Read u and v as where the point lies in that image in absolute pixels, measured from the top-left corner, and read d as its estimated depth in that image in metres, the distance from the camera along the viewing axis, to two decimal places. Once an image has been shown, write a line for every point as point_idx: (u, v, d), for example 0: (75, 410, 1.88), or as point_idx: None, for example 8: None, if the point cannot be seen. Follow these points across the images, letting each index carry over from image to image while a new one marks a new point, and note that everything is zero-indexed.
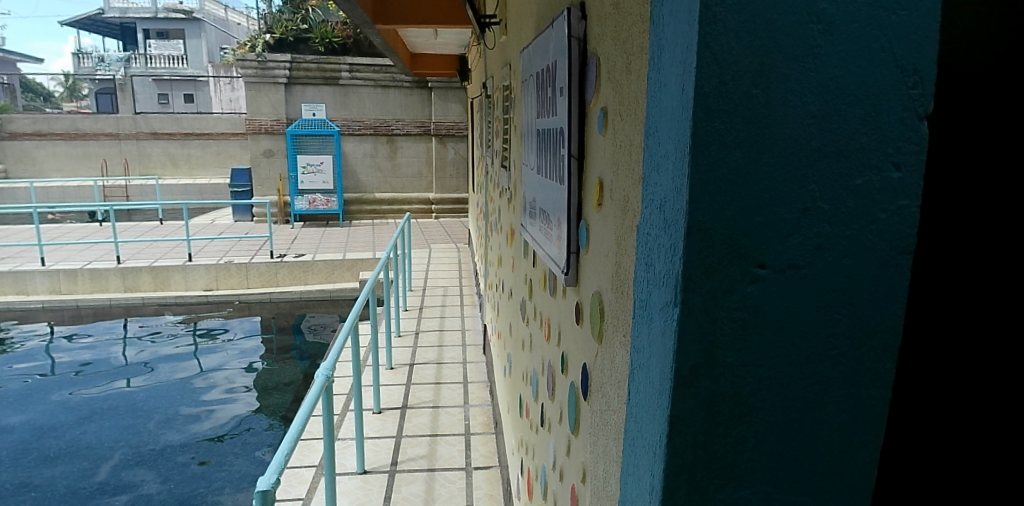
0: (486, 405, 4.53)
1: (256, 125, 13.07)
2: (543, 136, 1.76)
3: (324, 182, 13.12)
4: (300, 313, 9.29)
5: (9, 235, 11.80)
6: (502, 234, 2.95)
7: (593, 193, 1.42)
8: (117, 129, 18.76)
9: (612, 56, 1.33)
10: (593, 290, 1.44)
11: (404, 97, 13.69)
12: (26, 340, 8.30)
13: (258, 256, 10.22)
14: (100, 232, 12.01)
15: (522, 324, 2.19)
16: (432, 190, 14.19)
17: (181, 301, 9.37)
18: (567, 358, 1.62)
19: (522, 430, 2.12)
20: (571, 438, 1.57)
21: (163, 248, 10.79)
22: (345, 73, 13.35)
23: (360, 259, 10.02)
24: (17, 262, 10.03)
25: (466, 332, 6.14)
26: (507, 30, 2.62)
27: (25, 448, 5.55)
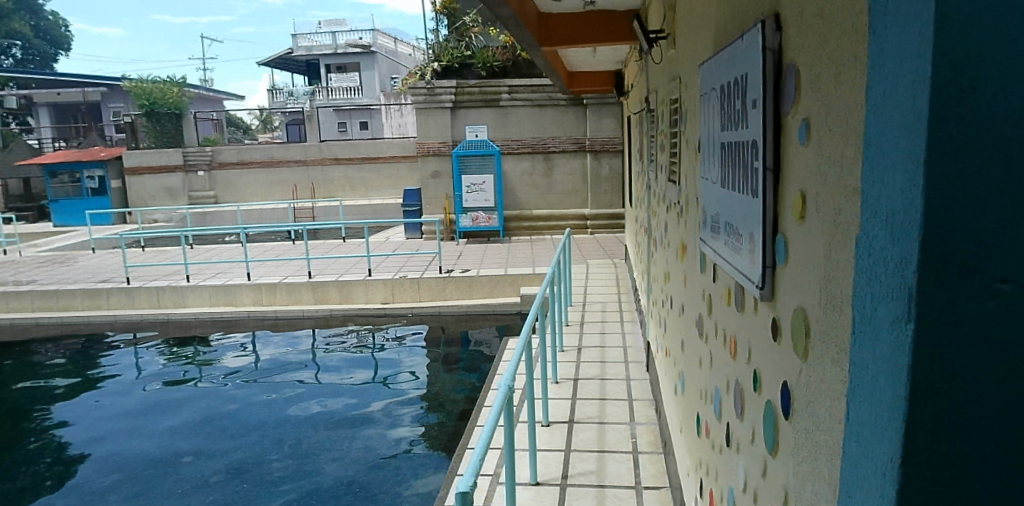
0: (652, 424, 4.42)
1: (425, 148, 12.98)
2: (733, 151, 1.75)
3: (485, 200, 12.99)
4: (465, 326, 9.09)
5: (217, 252, 12.74)
6: (668, 250, 2.94)
7: (795, 206, 1.37)
8: (303, 156, 19.18)
9: (815, 64, 1.27)
10: (795, 306, 1.38)
11: (560, 114, 13.05)
12: (232, 347, 8.87)
13: (429, 271, 10.24)
14: (294, 251, 12.37)
15: (699, 341, 2.18)
16: (586, 206, 13.40)
17: (362, 313, 9.53)
18: (761, 376, 1.60)
19: (703, 450, 2.09)
20: (768, 459, 1.52)
21: (346, 263, 11.14)
22: (505, 95, 12.88)
23: (523, 274, 9.64)
24: (227, 276, 10.62)
25: (627, 349, 5.97)
26: (675, 45, 2.65)
27: (224, 442, 6.05)
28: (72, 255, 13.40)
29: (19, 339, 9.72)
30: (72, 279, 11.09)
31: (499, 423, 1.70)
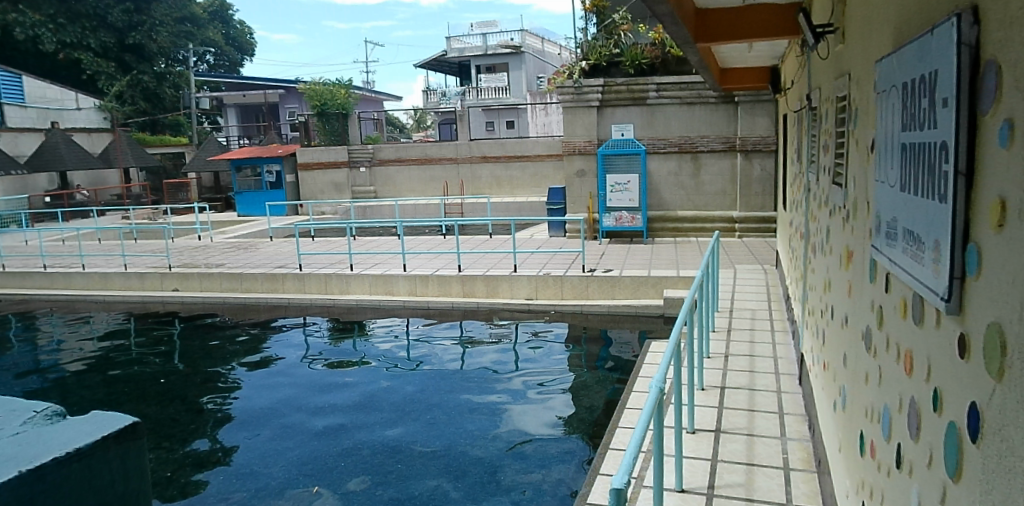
0: (807, 441, 3.98)
1: (571, 146, 12.34)
2: (918, 153, 1.60)
3: (630, 200, 11.99)
4: (607, 325, 8.33)
5: (378, 245, 12.41)
6: (831, 257, 2.78)
7: (989, 213, 1.20)
8: (456, 154, 17.99)
9: (1015, 57, 1.11)
10: (986, 322, 1.22)
11: (709, 112, 11.88)
12: (386, 331, 8.72)
13: (572, 269, 9.56)
14: (445, 244, 12.12)
15: (867, 355, 2.05)
16: (736, 208, 12.10)
17: (507, 308, 9.04)
18: (942, 395, 1.45)
19: (868, 471, 1.96)
20: (949, 486, 1.38)
21: (492, 259, 10.59)
22: (654, 92, 11.87)
23: (665, 276, 8.74)
24: (385, 267, 10.39)
25: (779, 360, 5.40)
26: (844, 40, 2.52)
27: (359, 414, 6.13)
28: (253, 242, 13.59)
29: (200, 317, 9.74)
30: (250, 264, 11.19)
31: (648, 428, 1.63)
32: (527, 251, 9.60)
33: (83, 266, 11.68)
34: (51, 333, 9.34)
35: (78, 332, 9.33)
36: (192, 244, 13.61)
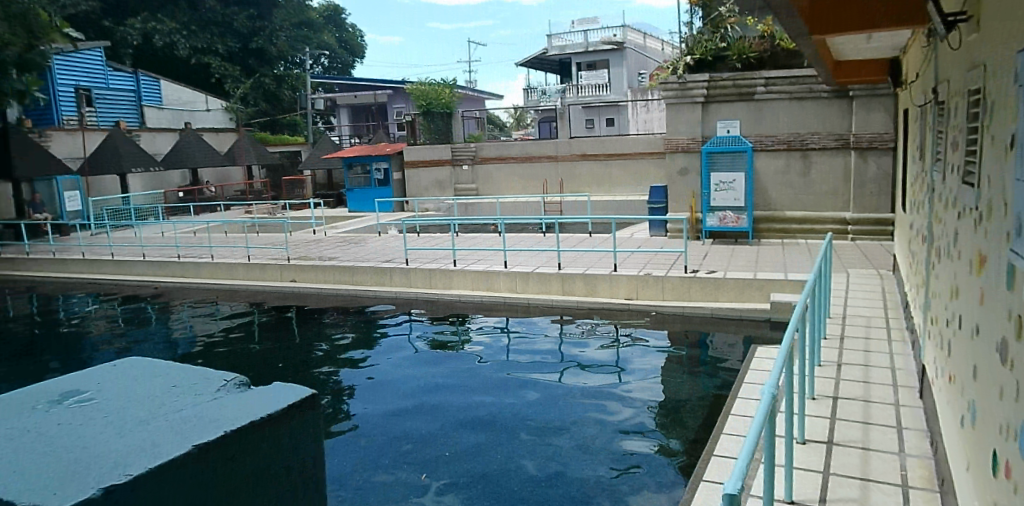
0: (928, 459, 3.69)
1: (674, 143, 11.39)
2: None
3: (735, 200, 10.93)
4: (708, 330, 7.46)
5: (482, 239, 11.72)
6: (961, 262, 2.55)
7: None
8: (555, 151, 16.91)
9: None
10: None
11: (822, 107, 10.68)
12: (477, 326, 8.21)
13: (673, 270, 8.64)
14: (546, 241, 11.28)
15: (1000, 369, 1.91)
16: (848, 208, 10.82)
17: (602, 310, 8.33)
18: None
19: (999, 492, 1.84)
20: None
21: (592, 256, 9.84)
22: (761, 87, 10.83)
23: (774, 278, 7.81)
24: (486, 263, 9.78)
25: (897, 372, 5.03)
26: (977, 27, 2.33)
27: (446, 396, 6.07)
28: (363, 235, 13.37)
29: (311, 308, 9.40)
30: (359, 257, 10.74)
31: (760, 435, 1.59)
32: (626, 252, 8.84)
33: (211, 256, 11.59)
34: (181, 316, 9.43)
35: (205, 315, 9.46)
36: (308, 237, 13.47)
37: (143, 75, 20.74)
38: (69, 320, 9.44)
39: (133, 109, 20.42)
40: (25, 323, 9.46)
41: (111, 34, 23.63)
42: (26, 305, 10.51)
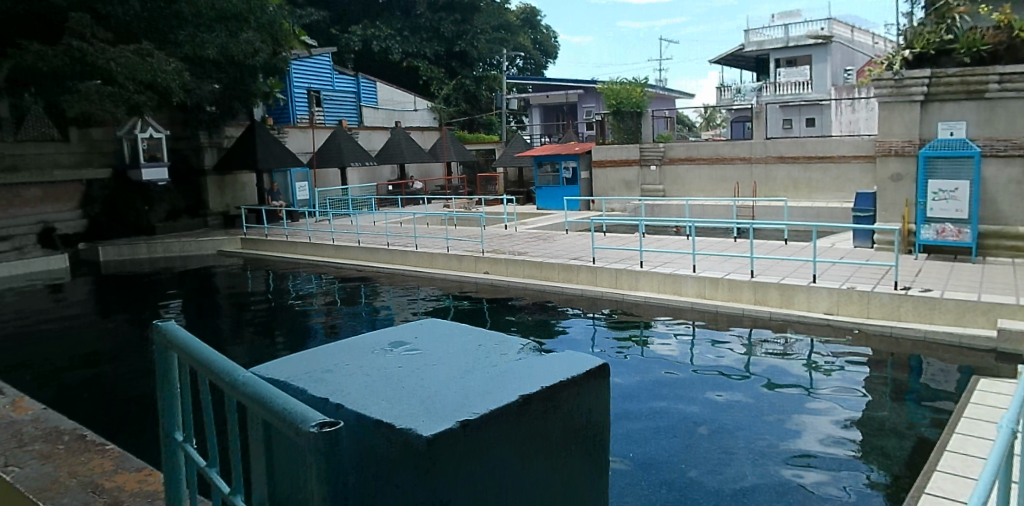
0: None
1: (885, 146, 10.40)
2: None
3: (959, 211, 9.55)
4: (920, 353, 6.64)
5: (666, 242, 11.37)
6: None
7: None
8: (750, 153, 16.21)
9: None
10: None
11: None
12: (667, 323, 8.11)
13: (880, 285, 7.86)
14: (737, 246, 10.63)
15: None
16: None
17: (801, 322, 7.74)
18: None
19: None
20: None
21: (788, 264, 9.30)
22: (996, 84, 9.51)
23: (1002, 303, 6.90)
24: (674, 266, 9.48)
25: None
26: None
27: (623, 388, 6.08)
28: (551, 233, 13.25)
29: (503, 299, 9.53)
30: (549, 254, 10.84)
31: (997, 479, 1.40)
32: (830, 261, 8.14)
33: (417, 246, 12.22)
34: (386, 298, 9.93)
35: (409, 298, 9.86)
36: (500, 232, 13.55)
37: (362, 77, 22.64)
38: (299, 297, 10.22)
39: (353, 108, 22.42)
40: (262, 296, 10.37)
41: (336, 38, 26.15)
42: (261, 280, 11.64)
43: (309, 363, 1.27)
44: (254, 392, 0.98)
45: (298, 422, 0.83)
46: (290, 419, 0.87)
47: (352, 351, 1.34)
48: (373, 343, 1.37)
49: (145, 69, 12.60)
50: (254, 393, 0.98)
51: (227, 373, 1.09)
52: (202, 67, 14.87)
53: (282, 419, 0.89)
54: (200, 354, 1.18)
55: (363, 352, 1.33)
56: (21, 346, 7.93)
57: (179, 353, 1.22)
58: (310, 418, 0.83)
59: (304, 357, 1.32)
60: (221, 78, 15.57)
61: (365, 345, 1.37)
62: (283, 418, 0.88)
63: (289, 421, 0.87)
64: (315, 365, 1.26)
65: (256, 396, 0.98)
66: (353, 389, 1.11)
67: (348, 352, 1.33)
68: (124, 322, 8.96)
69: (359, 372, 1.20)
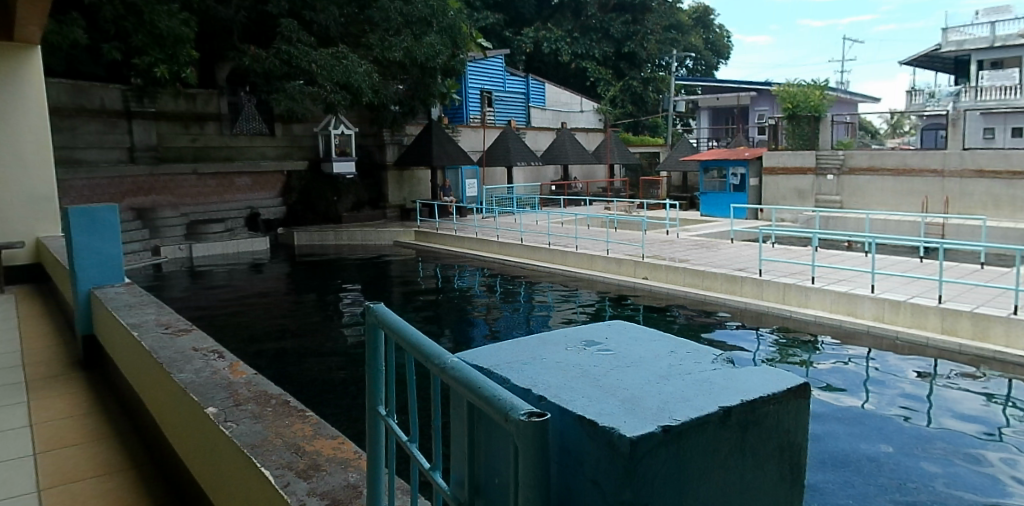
0: None
1: None
2: None
3: None
4: None
5: (843, 259, 10.09)
6: None
7: None
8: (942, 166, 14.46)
9: None
10: None
11: None
12: (838, 345, 7.25)
13: None
14: (923, 268, 9.35)
15: None
16: None
17: (998, 359, 6.59)
18: None
19: None
20: None
21: (985, 291, 8.02)
22: None
23: None
24: (848, 284, 8.52)
25: None
26: None
27: None
28: (716, 241, 12.16)
29: (662, 305, 8.98)
30: (712, 263, 10.05)
31: None
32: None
33: (576, 247, 11.78)
34: (543, 296, 9.54)
35: (569, 298, 9.42)
36: (659, 237, 12.67)
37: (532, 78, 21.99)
38: (464, 290, 10.01)
39: (522, 110, 21.79)
40: (430, 286, 10.29)
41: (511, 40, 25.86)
42: (430, 271, 11.62)
43: (507, 356, 1.37)
44: (461, 377, 1.02)
45: (507, 409, 0.84)
46: (497, 405, 0.89)
47: (547, 349, 1.39)
48: (564, 344, 1.42)
49: (340, 72, 13.73)
50: (461, 377, 1.03)
51: (432, 355, 1.16)
52: (389, 70, 15.28)
53: (489, 404, 0.91)
54: (409, 335, 1.27)
55: (556, 349, 1.39)
56: (239, 318, 8.15)
57: (390, 333, 1.34)
58: (519, 408, 0.84)
59: (500, 352, 1.40)
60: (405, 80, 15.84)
61: (556, 344, 1.43)
62: (490, 404, 0.91)
63: (497, 407, 0.89)
64: (514, 359, 1.33)
65: (463, 380, 1.02)
66: (551, 383, 1.15)
67: (539, 350, 1.39)
68: (314, 301, 9.08)
69: (555, 368, 1.25)
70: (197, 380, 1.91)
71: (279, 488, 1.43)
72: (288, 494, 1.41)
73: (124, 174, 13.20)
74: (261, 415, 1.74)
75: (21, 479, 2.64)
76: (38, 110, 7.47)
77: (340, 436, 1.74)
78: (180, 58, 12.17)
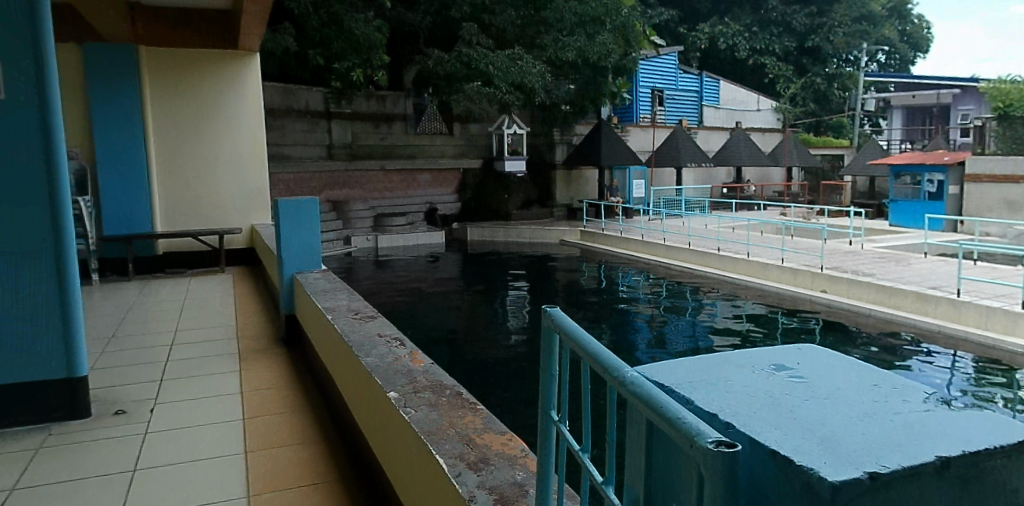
0: None
1: None
2: None
3: None
4: None
5: None
6: None
7: None
8: None
9: None
10: None
11: None
12: None
13: None
14: None
15: None
16: None
17: None
18: None
19: None
20: None
21: None
22: None
23: None
24: None
25: None
26: None
27: None
28: (905, 254, 10.01)
29: (842, 321, 7.28)
30: (900, 277, 8.14)
31: None
32: None
33: (748, 254, 9.95)
34: (711, 304, 8.04)
35: (733, 304, 8.05)
36: (840, 247, 10.61)
37: (708, 74, 19.59)
38: (626, 294, 8.55)
39: (694, 109, 19.48)
40: (590, 285, 9.09)
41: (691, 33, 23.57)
42: (593, 271, 10.24)
43: (686, 373, 1.13)
44: (641, 394, 0.87)
45: (692, 435, 0.70)
46: (679, 428, 0.74)
47: (726, 367, 1.15)
48: (745, 366, 1.15)
49: (514, 74, 13.70)
50: (635, 392, 0.90)
51: (611, 366, 1.02)
52: (563, 69, 15.13)
53: (671, 426, 0.76)
54: (589, 347, 1.15)
55: (731, 371, 1.12)
56: (409, 314, 7.34)
57: (569, 343, 1.23)
58: (706, 434, 0.69)
59: (677, 367, 1.18)
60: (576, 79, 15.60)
61: (734, 363, 1.17)
62: (671, 425, 0.76)
63: (678, 430, 0.74)
64: (693, 375, 1.12)
65: (643, 398, 0.87)
66: (738, 407, 0.93)
67: (717, 368, 1.14)
68: (479, 298, 8.18)
69: (739, 391, 1.00)
70: (381, 365, 2.06)
71: (451, 477, 1.46)
72: (459, 484, 1.43)
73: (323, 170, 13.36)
74: (437, 404, 1.83)
75: (230, 410, 2.85)
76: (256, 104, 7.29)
77: (507, 432, 1.77)
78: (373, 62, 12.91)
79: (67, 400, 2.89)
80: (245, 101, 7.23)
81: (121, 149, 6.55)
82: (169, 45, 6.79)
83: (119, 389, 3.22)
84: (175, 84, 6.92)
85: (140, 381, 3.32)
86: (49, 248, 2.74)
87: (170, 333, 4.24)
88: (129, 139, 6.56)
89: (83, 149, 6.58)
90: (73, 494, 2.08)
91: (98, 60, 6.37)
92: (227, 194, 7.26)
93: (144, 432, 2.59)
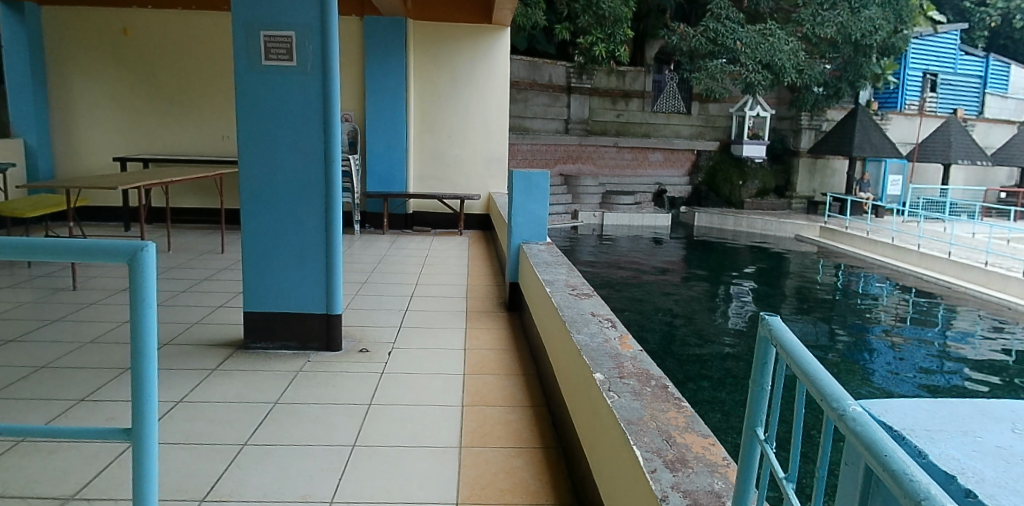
0: None
1: None
2: None
3: None
4: None
5: None
6: None
7: None
8: None
9: None
10: None
11: None
12: None
13: None
14: None
15: None
16: None
17: None
18: None
19: None
20: None
21: None
22: None
23: None
24: None
25: None
26: None
27: None
28: None
29: None
30: None
31: None
32: None
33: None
34: (970, 328, 6.94)
35: (996, 333, 6.80)
36: None
37: (997, 58, 16.75)
38: (866, 306, 7.55)
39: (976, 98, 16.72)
40: (825, 291, 8.23)
41: None
42: (830, 274, 9.27)
43: (927, 418, 0.86)
44: (863, 436, 0.64)
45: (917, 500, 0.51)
46: (905, 486, 0.55)
47: (975, 413, 0.89)
48: (1003, 418, 0.87)
49: (764, 51, 13.52)
50: (852, 426, 0.68)
51: (828, 392, 0.78)
52: (818, 47, 14.29)
53: (895, 482, 0.56)
54: (804, 359, 0.88)
55: (981, 423, 0.85)
56: (637, 299, 7.25)
57: (785, 356, 0.94)
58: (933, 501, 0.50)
59: (912, 403, 0.93)
60: (835, 59, 14.42)
61: (988, 412, 0.89)
62: (895, 480, 0.56)
63: (900, 486, 0.55)
64: (936, 416, 0.87)
65: (865, 441, 0.64)
66: (991, 472, 0.70)
67: (964, 415, 0.88)
68: (703, 290, 7.83)
69: (992, 452, 0.76)
70: (591, 344, 2.10)
71: (645, 471, 1.35)
72: (652, 480, 1.32)
73: (560, 142, 13.80)
74: (641, 394, 1.77)
75: (453, 364, 3.08)
76: (503, 58, 7.47)
77: (711, 436, 1.59)
78: (617, 37, 12.83)
79: (322, 332, 3.23)
80: (493, 67, 7.49)
81: (389, 119, 7.28)
82: (434, 20, 7.36)
83: (367, 329, 3.59)
84: (438, 36, 7.43)
85: (382, 325, 3.69)
86: (314, 194, 3.12)
87: (413, 285, 4.68)
88: (391, 102, 7.23)
89: (357, 113, 7.41)
90: (312, 422, 2.35)
91: (373, 31, 7.09)
92: (473, 157, 7.66)
93: (382, 372, 2.91)
